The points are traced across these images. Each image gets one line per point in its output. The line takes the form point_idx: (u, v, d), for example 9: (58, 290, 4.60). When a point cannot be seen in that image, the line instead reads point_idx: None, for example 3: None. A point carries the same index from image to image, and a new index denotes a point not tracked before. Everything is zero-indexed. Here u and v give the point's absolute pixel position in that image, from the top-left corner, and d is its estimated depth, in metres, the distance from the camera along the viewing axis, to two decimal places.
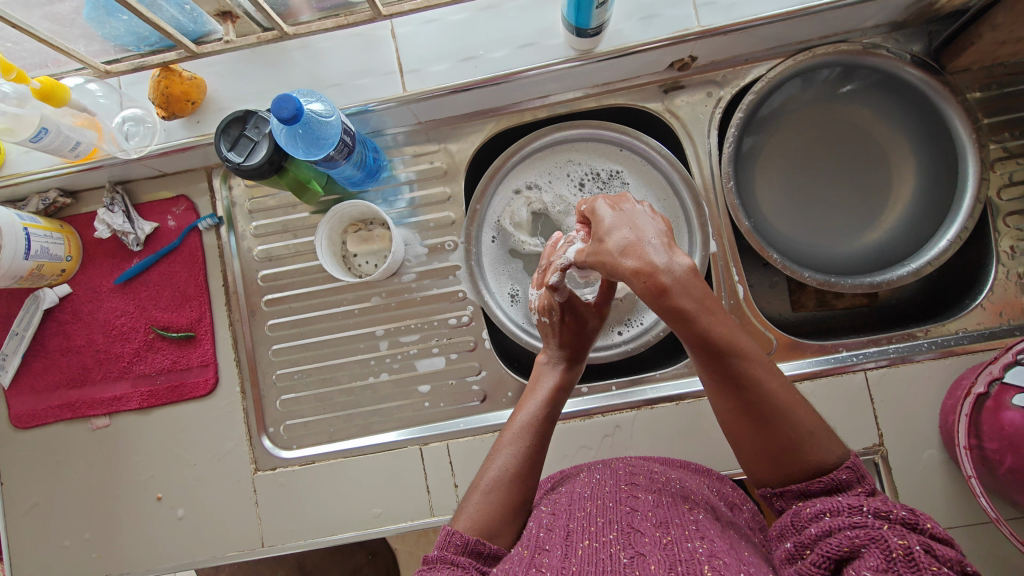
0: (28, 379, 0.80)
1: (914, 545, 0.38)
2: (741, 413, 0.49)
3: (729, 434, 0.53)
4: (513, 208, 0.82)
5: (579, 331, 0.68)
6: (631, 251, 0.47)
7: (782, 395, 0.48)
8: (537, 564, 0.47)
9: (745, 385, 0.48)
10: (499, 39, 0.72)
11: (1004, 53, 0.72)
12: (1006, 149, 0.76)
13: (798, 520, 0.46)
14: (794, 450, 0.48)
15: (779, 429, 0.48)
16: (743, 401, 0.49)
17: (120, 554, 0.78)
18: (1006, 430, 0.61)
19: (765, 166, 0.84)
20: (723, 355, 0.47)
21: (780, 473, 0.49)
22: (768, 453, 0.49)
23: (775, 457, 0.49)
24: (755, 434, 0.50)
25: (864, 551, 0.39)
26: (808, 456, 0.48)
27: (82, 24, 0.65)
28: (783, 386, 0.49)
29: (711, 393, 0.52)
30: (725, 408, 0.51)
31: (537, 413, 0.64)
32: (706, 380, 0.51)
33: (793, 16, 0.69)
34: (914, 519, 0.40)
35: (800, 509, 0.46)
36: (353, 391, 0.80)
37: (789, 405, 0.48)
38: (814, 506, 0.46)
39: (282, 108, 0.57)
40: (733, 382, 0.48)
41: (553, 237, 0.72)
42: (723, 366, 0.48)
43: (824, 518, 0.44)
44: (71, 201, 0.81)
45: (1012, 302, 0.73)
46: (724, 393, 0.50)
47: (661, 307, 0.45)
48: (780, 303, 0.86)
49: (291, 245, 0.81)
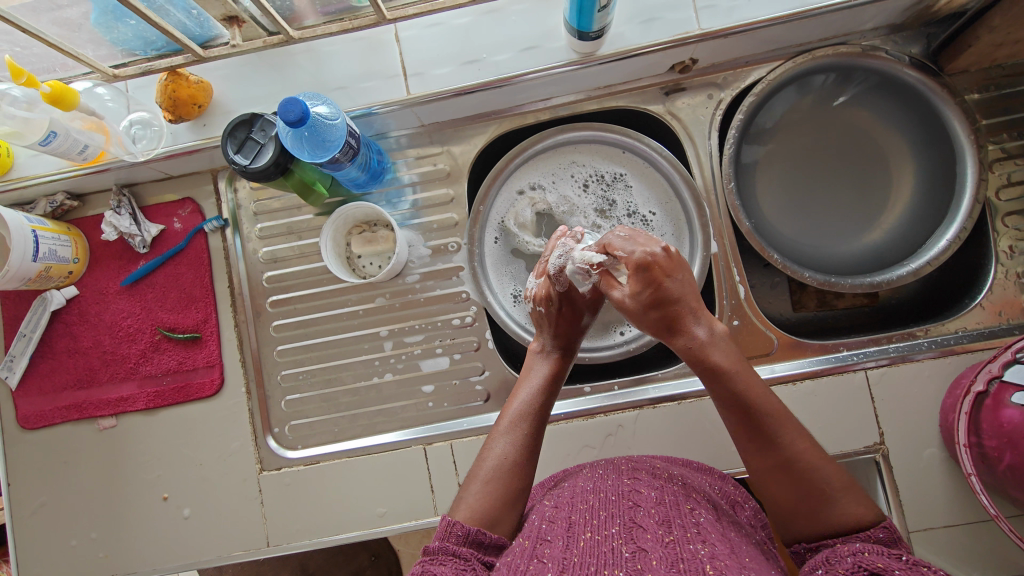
0: (35, 380, 0.81)
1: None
2: (776, 469, 0.54)
3: (764, 492, 0.55)
4: (517, 208, 0.82)
5: (573, 322, 0.70)
6: (680, 328, 0.59)
7: (810, 455, 0.53)
8: (540, 555, 0.47)
9: (779, 441, 0.54)
10: (502, 42, 0.73)
11: (1002, 54, 0.73)
12: (1004, 150, 0.76)
13: (832, 555, 0.47)
14: (826, 500, 0.51)
15: (812, 482, 0.52)
16: (776, 459, 0.54)
17: (126, 554, 0.79)
18: (1005, 427, 0.61)
19: (766, 167, 0.84)
20: (756, 416, 0.55)
21: (816, 527, 0.51)
22: (801, 507, 0.52)
23: (809, 510, 0.52)
24: (788, 489, 0.53)
25: (899, 571, 0.42)
26: (840, 511, 0.51)
27: (90, 29, 0.65)
28: (811, 447, 0.54)
29: (746, 454, 0.56)
30: (758, 465, 0.55)
31: (532, 401, 0.65)
32: (740, 441, 0.56)
33: (792, 19, 0.70)
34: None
35: (837, 547, 0.48)
36: (358, 391, 0.81)
37: (818, 461, 0.53)
38: (851, 545, 0.47)
39: (289, 111, 0.58)
40: (767, 441, 0.54)
41: (557, 230, 0.73)
42: (758, 427, 0.55)
43: (861, 553, 0.45)
44: (78, 203, 0.82)
45: (1011, 302, 0.74)
46: (759, 452, 0.55)
47: (702, 369, 0.58)
48: (781, 303, 0.87)
49: (296, 247, 0.82)
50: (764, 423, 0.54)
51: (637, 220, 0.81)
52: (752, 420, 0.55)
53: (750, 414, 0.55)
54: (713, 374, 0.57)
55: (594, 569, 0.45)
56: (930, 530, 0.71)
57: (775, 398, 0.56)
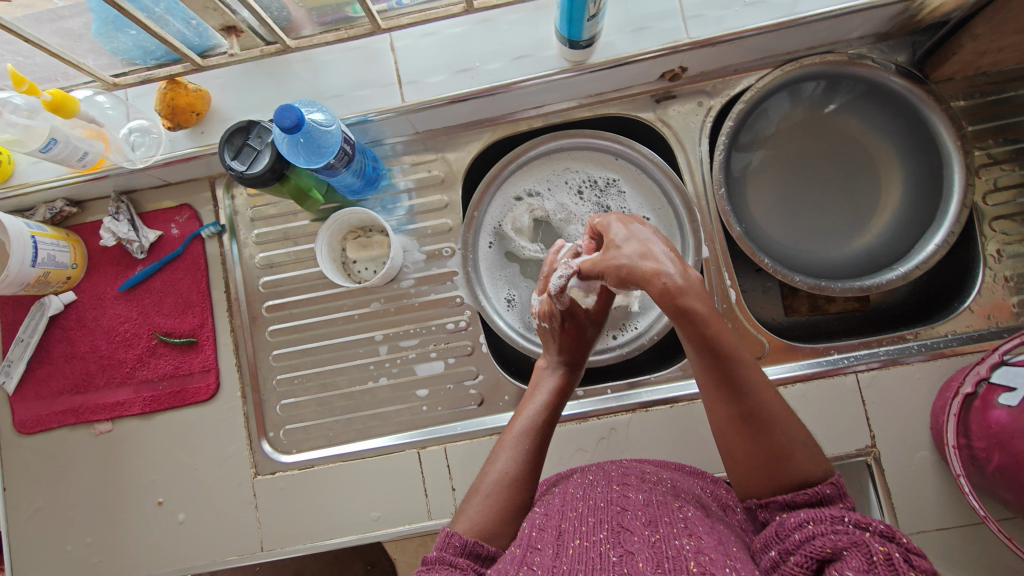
0: (32, 385, 0.81)
1: (895, 554, 0.40)
2: (736, 420, 0.54)
3: (722, 441, 0.56)
4: (516, 213, 0.83)
5: (577, 337, 0.70)
6: (647, 256, 0.56)
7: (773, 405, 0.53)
8: (530, 563, 0.48)
9: (743, 391, 0.53)
10: (495, 51, 0.75)
11: (986, 62, 0.74)
12: (990, 155, 0.77)
13: (781, 529, 0.47)
14: (782, 456, 0.51)
15: (770, 436, 0.52)
16: (741, 408, 0.53)
17: (120, 558, 0.79)
18: (993, 428, 0.62)
19: (756, 173, 0.85)
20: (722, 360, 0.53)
21: (770, 483, 0.52)
22: (757, 462, 0.52)
23: (764, 466, 0.52)
24: (747, 441, 0.53)
25: (847, 553, 0.41)
26: (797, 467, 0.51)
27: (90, 39, 0.67)
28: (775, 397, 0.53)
29: (710, 401, 0.56)
30: (720, 414, 0.55)
31: (536, 417, 0.65)
32: (706, 388, 0.56)
33: (780, 28, 0.71)
34: (890, 532, 0.43)
35: (784, 519, 0.48)
36: (352, 395, 0.81)
37: (782, 416, 0.53)
38: (797, 516, 0.47)
39: (284, 118, 0.59)
40: (731, 388, 0.53)
41: (556, 243, 0.74)
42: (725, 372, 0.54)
43: (806, 526, 0.46)
44: (78, 210, 0.83)
45: (999, 305, 0.75)
46: (724, 401, 0.54)
47: (674, 307, 0.53)
48: (773, 308, 0.87)
49: (291, 252, 0.83)
50: (731, 372, 0.53)
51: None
52: (720, 366, 0.54)
53: (719, 361, 0.53)
54: (684, 314, 0.53)
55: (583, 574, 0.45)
56: (922, 532, 0.71)
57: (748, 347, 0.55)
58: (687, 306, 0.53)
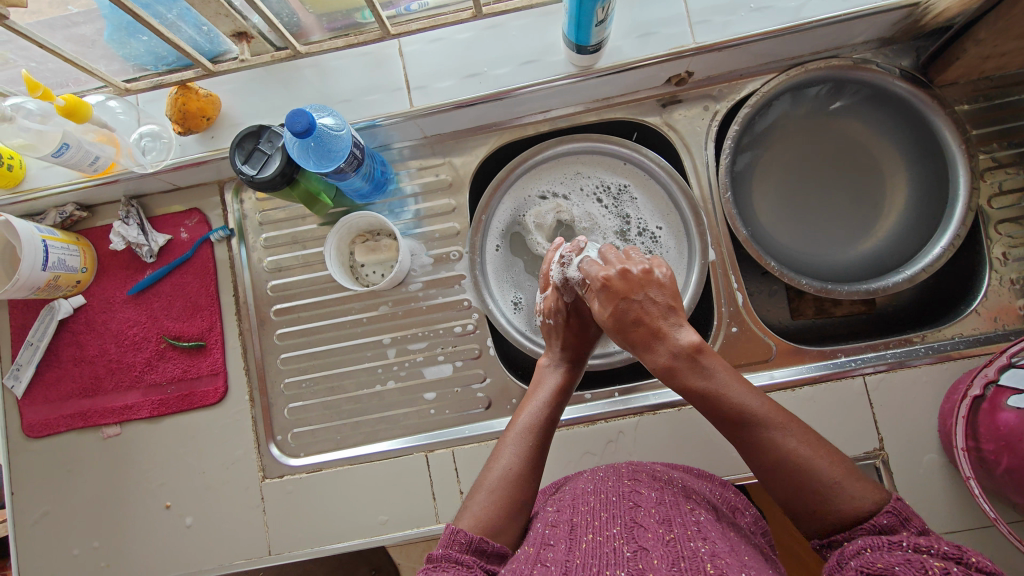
0: (41, 389, 0.82)
1: (950, 569, 0.41)
2: (771, 468, 0.54)
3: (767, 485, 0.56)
4: (540, 210, 0.83)
5: (581, 333, 0.71)
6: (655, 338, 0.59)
7: (802, 455, 0.53)
8: (543, 559, 0.48)
9: (773, 442, 0.54)
10: (502, 56, 0.75)
11: (990, 67, 0.74)
12: (995, 159, 0.78)
13: (843, 560, 0.48)
14: (824, 500, 0.52)
15: (807, 480, 0.53)
16: (773, 461, 0.54)
17: (128, 562, 0.79)
18: (1002, 431, 0.62)
19: (762, 177, 0.86)
20: (743, 424, 0.56)
21: (822, 524, 0.52)
22: (803, 505, 0.53)
23: (810, 509, 0.53)
24: (788, 489, 0.54)
25: (898, 567, 0.43)
26: (841, 508, 0.51)
27: (103, 45, 0.68)
28: (801, 444, 0.54)
29: (749, 457, 0.57)
30: (758, 465, 0.56)
31: (539, 414, 0.66)
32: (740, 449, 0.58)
33: (785, 33, 0.72)
34: (957, 553, 0.43)
35: (844, 549, 0.49)
36: (360, 399, 0.81)
37: (811, 460, 0.53)
38: (855, 543, 0.49)
39: (295, 122, 0.59)
40: (755, 445, 0.55)
41: (555, 240, 0.74)
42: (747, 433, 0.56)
43: (864, 554, 0.47)
44: (87, 214, 0.83)
45: (1007, 308, 0.75)
46: (756, 456, 0.56)
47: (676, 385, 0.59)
48: (779, 311, 0.88)
49: (299, 256, 0.83)
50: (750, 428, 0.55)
51: (646, 236, 0.83)
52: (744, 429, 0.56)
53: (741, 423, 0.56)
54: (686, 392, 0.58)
55: (596, 572, 0.45)
56: None
57: (759, 399, 0.56)
58: (685, 379, 0.58)
